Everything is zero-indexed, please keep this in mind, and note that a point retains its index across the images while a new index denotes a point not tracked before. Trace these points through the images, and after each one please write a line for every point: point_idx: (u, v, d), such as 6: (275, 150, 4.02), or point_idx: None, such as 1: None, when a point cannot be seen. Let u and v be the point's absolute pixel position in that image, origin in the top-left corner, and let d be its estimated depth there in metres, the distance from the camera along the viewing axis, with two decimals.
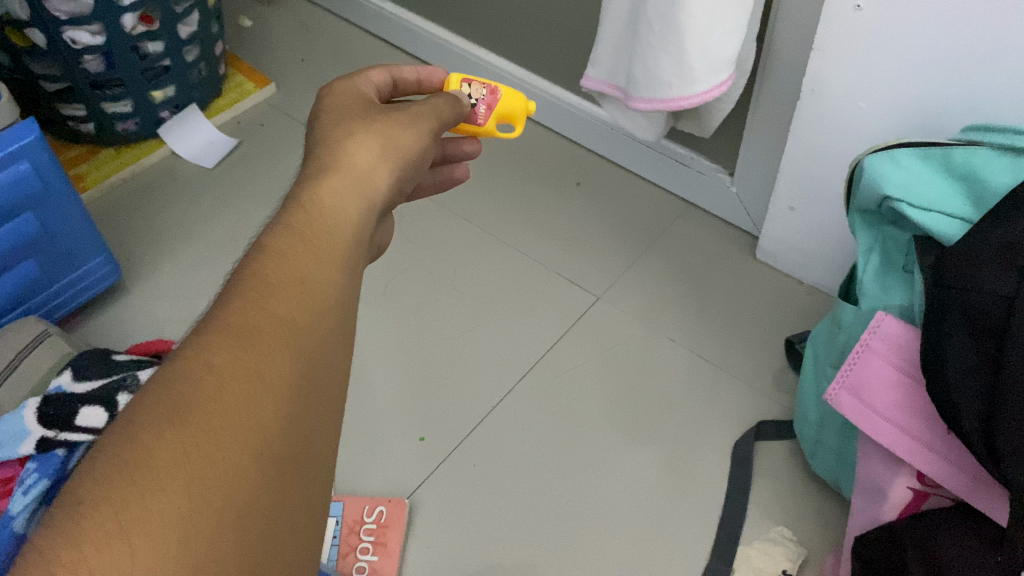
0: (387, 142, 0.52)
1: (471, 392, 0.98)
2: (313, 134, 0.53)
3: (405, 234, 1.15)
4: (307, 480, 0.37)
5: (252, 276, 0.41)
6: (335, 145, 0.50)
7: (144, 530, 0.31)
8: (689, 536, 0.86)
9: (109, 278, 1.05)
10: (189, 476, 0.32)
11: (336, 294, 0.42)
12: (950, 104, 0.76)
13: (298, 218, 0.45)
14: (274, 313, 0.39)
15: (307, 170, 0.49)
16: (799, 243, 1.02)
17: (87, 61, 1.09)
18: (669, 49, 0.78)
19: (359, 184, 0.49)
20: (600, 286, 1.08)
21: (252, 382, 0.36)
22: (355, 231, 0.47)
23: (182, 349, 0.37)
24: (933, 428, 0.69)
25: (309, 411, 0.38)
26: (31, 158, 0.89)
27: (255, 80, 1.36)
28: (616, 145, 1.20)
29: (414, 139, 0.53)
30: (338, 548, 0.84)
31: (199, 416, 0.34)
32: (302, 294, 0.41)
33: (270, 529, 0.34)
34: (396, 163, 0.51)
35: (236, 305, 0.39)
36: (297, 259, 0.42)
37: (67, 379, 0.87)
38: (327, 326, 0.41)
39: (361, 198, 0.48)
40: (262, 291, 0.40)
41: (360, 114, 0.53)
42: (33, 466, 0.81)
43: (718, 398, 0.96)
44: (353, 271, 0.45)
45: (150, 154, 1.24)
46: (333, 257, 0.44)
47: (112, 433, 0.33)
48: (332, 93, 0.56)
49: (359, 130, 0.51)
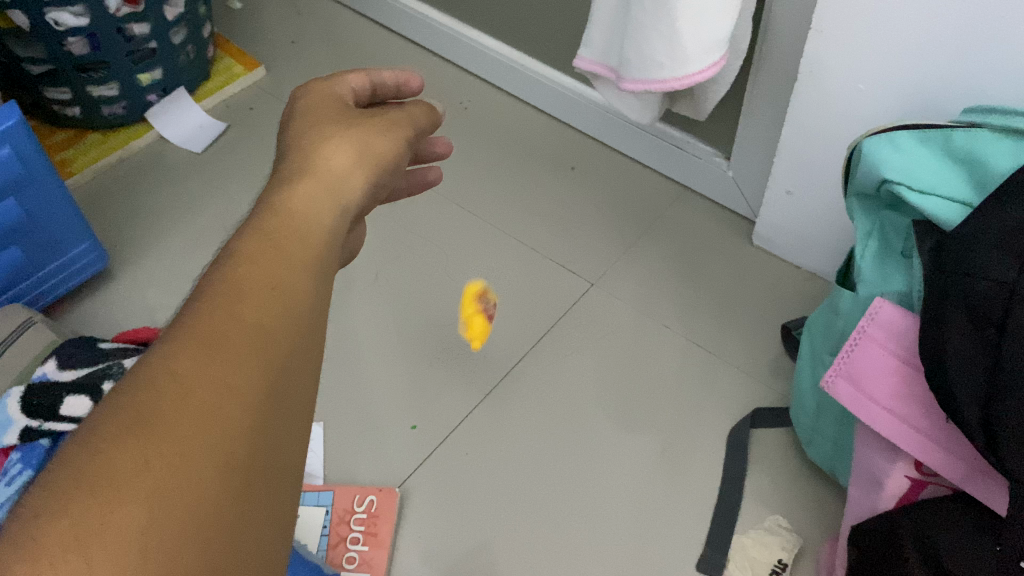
0: (362, 147, 0.48)
1: (463, 380, 0.97)
2: (284, 142, 0.49)
3: (398, 220, 1.14)
4: (280, 490, 0.34)
5: (220, 280, 0.37)
6: (306, 150, 0.47)
7: (101, 546, 0.28)
8: (684, 525, 0.85)
9: (96, 264, 1.03)
10: (150, 489, 0.29)
11: (310, 296, 0.39)
12: (951, 85, 0.75)
13: (269, 223, 0.42)
14: (244, 317, 0.36)
15: (276, 176, 0.46)
16: (796, 227, 1.00)
17: (71, 43, 1.06)
18: (659, 29, 0.76)
19: (333, 189, 0.45)
20: (594, 272, 1.07)
21: (219, 387, 0.33)
22: (328, 236, 0.43)
23: (145, 355, 0.34)
24: (931, 416, 0.68)
25: (282, 417, 0.35)
26: (11, 142, 0.87)
27: (244, 63, 1.34)
28: (612, 129, 1.18)
29: (390, 146, 0.50)
30: (328, 538, 0.83)
31: (161, 423, 0.31)
32: (271, 301, 0.37)
33: (242, 541, 0.31)
34: (373, 169, 0.48)
35: (203, 309, 0.36)
36: (266, 265, 0.39)
37: (52, 368, 0.86)
38: (301, 330, 0.38)
39: (335, 206, 0.45)
40: (230, 294, 0.37)
41: (335, 119, 0.50)
42: (16, 456, 0.80)
43: (714, 386, 0.95)
44: (327, 275, 0.41)
45: (138, 138, 1.22)
46: (306, 262, 0.41)
47: (70, 445, 0.31)
48: (305, 98, 0.52)
49: (333, 134, 0.48)
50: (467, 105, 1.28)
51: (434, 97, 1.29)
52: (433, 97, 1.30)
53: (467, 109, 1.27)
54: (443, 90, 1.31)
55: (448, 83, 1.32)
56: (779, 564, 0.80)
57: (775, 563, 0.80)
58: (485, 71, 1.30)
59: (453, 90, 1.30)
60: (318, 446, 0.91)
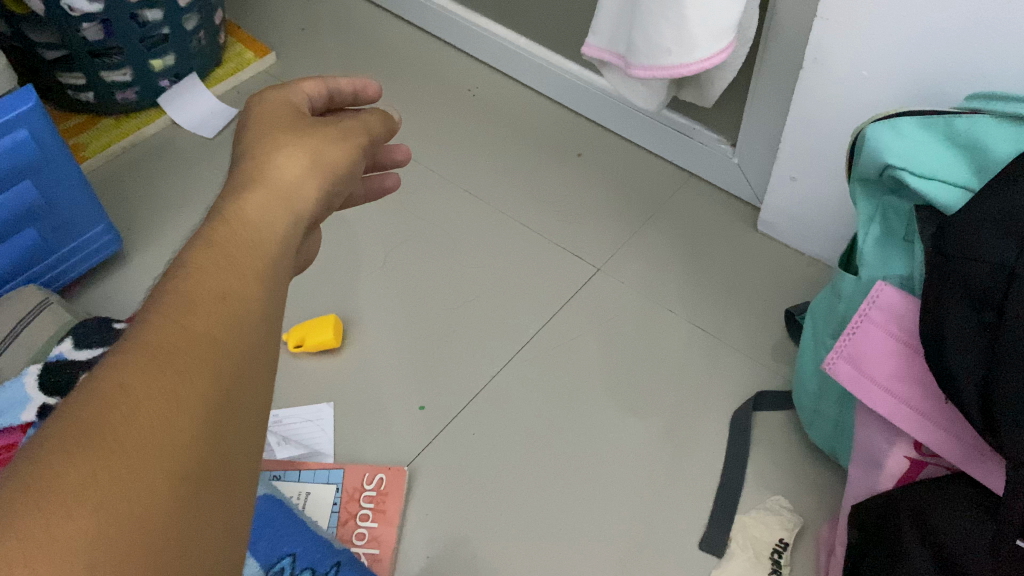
0: (316, 155, 0.50)
1: (470, 362, 0.98)
2: (239, 147, 0.50)
3: (406, 205, 1.15)
4: (229, 500, 0.34)
5: (172, 291, 0.38)
6: (262, 157, 0.48)
7: (49, 559, 0.28)
8: (688, 504, 0.86)
9: (110, 247, 1.05)
10: (98, 503, 0.30)
11: (260, 308, 0.40)
12: (955, 72, 0.76)
13: (220, 233, 0.42)
14: (195, 327, 0.36)
15: (233, 181, 0.47)
16: (801, 214, 1.01)
17: (86, 29, 1.08)
18: (669, 15, 0.77)
19: (287, 199, 0.47)
20: (600, 257, 1.08)
21: (170, 396, 0.33)
22: (281, 245, 0.44)
23: (96, 368, 0.34)
24: (932, 397, 0.69)
25: (231, 427, 0.35)
26: (29, 125, 0.89)
27: (255, 50, 1.35)
28: (618, 116, 1.19)
29: (343, 155, 0.51)
30: (338, 515, 0.85)
31: (111, 435, 0.31)
32: (221, 310, 0.38)
33: (191, 549, 0.31)
34: (327, 177, 0.49)
35: (154, 320, 0.36)
36: (218, 276, 0.39)
37: (68, 347, 0.88)
38: (251, 340, 0.38)
39: (289, 213, 0.46)
40: (183, 305, 0.37)
41: (290, 126, 0.51)
42: (33, 433, 0.82)
43: (717, 369, 0.96)
44: (277, 287, 0.42)
45: (150, 123, 1.23)
46: (255, 274, 0.41)
47: (21, 456, 0.31)
48: (261, 104, 0.53)
49: (287, 142, 0.49)
50: (475, 92, 1.29)
51: (442, 84, 1.31)
52: (441, 84, 1.31)
53: (475, 96, 1.29)
54: (452, 77, 1.32)
55: (456, 70, 1.33)
56: (780, 543, 0.82)
57: (776, 542, 0.82)
58: (493, 58, 1.31)
59: (462, 77, 1.32)
60: (328, 426, 0.93)
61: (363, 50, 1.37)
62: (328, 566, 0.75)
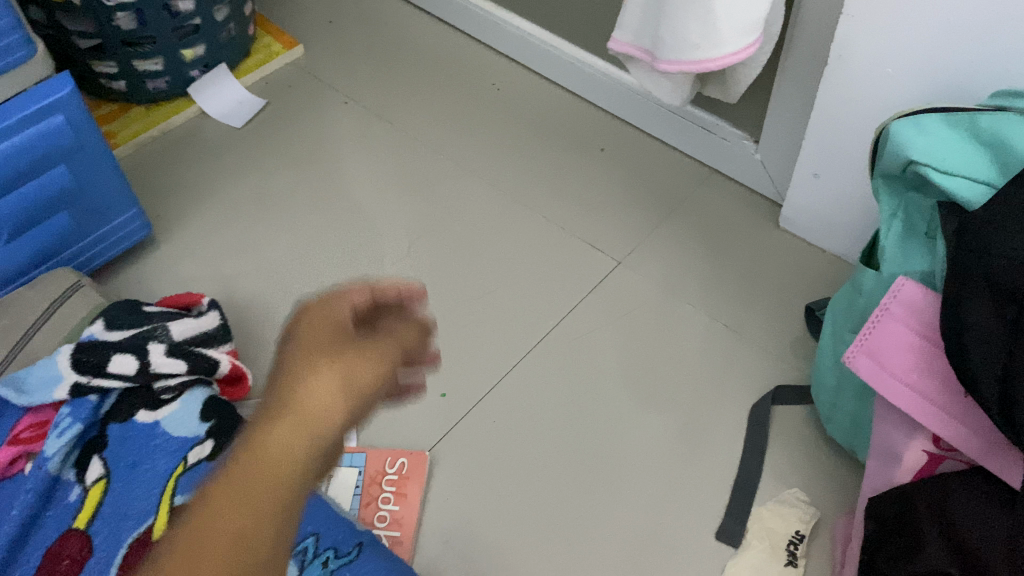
0: (347, 382, 0.43)
1: (491, 352, 0.99)
2: (276, 358, 0.44)
3: (429, 197, 1.16)
4: None
5: (199, 506, 0.38)
6: (289, 383, 0.42)
7: None
8: (704, 495, 0.87)
9: (140, 233, 1.07)
10: None
11: (286, 512, 0.39)
12: (980, 69, 0.76)
13: (255, 438, 0.40)
14: (213, 545, 0.36)
15: (259, 406, 0.42)
16: (822, 211, 1.02)
17: (120, 18, 1.10)
18: (696, 10, 0.77)
19: (316, 424, 0.41)
20: (621, 251, 1.09)
21: None
22: (319, 449, 0.41)
23: None
24: (951, 391, 0.70)
25: None
26: (65, 111, 0.91)
27: (283, 42, 1.37)
28: (642, 111, 1.20)
29: (377, 375, 0.44)
30: (360, 497, 0.86)
31: None
32: (244, 526, 0.37)
33: None
34: (351, 421, 0.43)
35: (178, 540, 0.36)
36: (246, 488, 0.38)
37: (99, 329, 0.89)
38: (272, 554, 0.38)
39: (315, 448, 0.41)
40: (209, 517, 0.37)
41: (326, 347, 0.44)
42: (66, 411, 0.85)
43: (736, 363, 0.97)
44: (307, 485, 0.41)
45: (180, 113, 1.25)
46: (288, 474, 0.40)
47: None
48: (300, 323, 0.46)
49: (320, 363, 0.43)
50: (499, 86, 1.30)
51: (467, 78, 1.32)
52: (466, 77, 1.32)
53: (499, 89, 1.30)
54: (476, 71, 1.33)
55: (481, 64, 1.34)
56: (796, 535, 0.83)
57: (792, 534, 0.83)
58: (518, 53, 1.32)
59: (486, 71, 1.33)
60: None
61: (389, 43, 1.38)
62: (351, 546, 0.77)
